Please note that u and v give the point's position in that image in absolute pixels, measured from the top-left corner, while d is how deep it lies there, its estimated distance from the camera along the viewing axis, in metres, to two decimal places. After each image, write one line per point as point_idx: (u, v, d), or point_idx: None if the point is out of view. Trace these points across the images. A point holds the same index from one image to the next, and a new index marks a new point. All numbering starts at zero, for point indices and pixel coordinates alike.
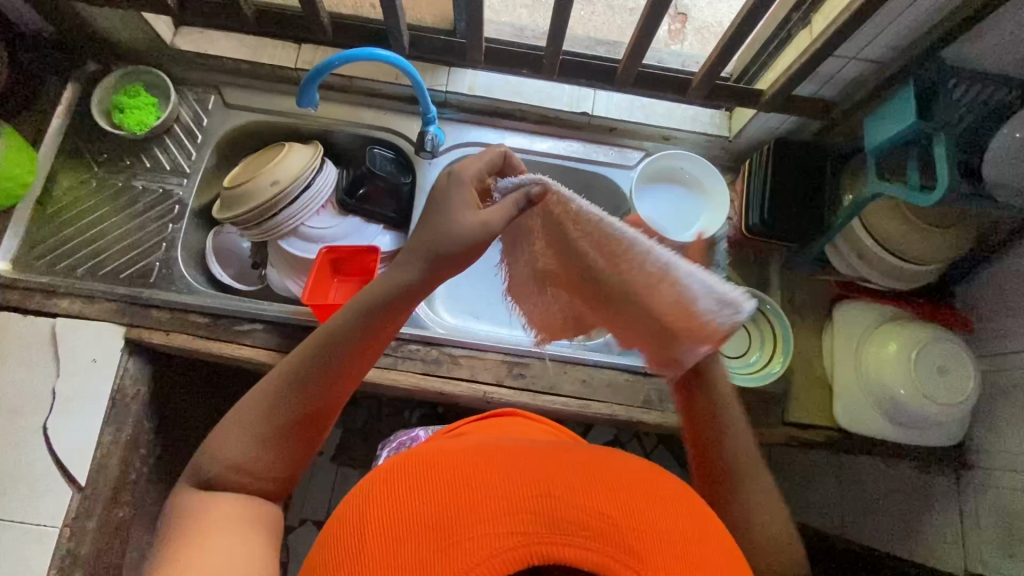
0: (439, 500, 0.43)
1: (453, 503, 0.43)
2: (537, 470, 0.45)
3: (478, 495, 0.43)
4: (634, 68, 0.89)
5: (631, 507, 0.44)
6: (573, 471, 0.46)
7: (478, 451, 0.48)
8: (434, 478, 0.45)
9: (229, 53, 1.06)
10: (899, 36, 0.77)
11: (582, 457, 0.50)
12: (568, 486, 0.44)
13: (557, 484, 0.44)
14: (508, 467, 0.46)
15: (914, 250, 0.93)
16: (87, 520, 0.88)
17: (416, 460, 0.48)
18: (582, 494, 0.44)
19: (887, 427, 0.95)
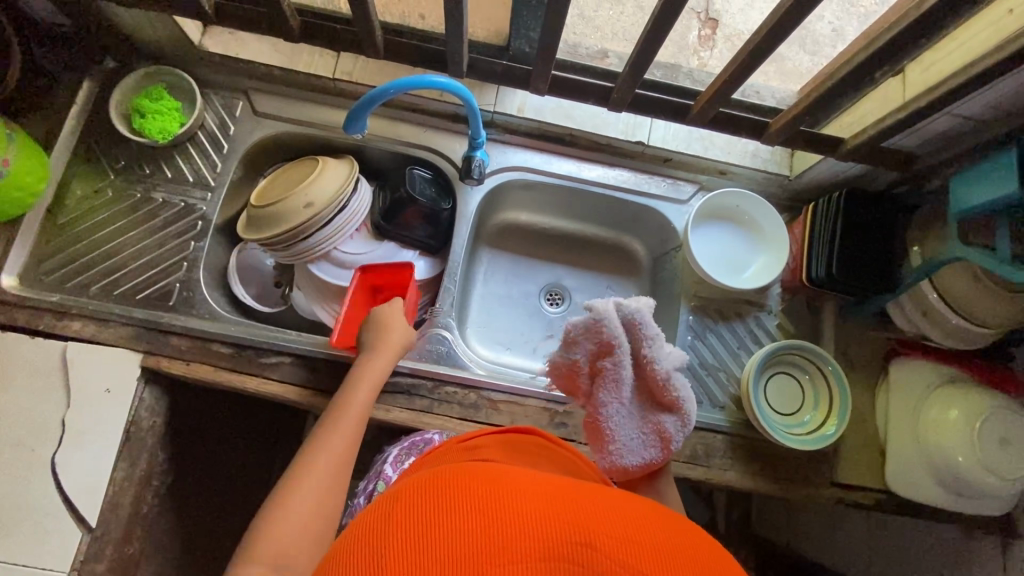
0: (470, 527, 0.40)
1: (486, 534, 0.39)
2: (568, 507, 0.42)
3: (512, 532, 0.39)
4: (713, 108, 0.82)
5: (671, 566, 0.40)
6: (613, 520, 0.42)
7: (512, 483, 0.44)
8: (464, 504, 0.42)
9: (261, 57, 0.98)
10: (1007, 99, 0.71)
11: (618, 504, 0.45)
12: (606, 534, 0.40)
13: (596, 531, 0.40)
14: (541, 502, 0.42)
15: (980, 310, 0.85)
16: (97, 563, 0.82)
17: (444, 485, 0.45)
18: (622, 544, 0.40)
19: (940, 496, 0.91)
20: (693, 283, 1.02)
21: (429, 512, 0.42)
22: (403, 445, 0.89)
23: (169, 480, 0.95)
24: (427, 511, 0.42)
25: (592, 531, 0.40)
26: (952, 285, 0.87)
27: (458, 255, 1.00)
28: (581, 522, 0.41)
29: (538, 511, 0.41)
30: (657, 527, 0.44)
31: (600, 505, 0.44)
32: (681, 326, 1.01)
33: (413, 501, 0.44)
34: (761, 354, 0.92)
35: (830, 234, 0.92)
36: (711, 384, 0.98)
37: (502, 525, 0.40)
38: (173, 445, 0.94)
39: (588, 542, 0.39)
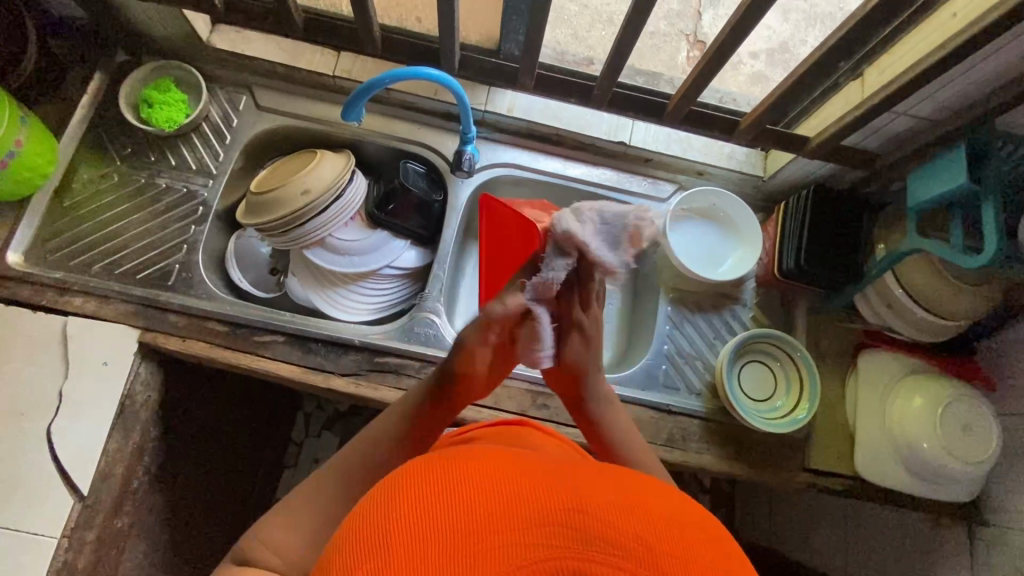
0: (467, 502, 0.39)
1: (484, 506, 0.39)
2: (578, 497, 0.41)
3: (510, 505, 0.39)
4: (687, 105, 0.88)
5: (665, 531, 0.40)
6: (604, 490, 0.43)
7: (506, 464, 0.44)
8: (461, 480, 0.41)
9: (265, 54, 1.04)
10: (952, 99, 0.77)
11: (622, 484, 0.45)
12: (601, 502, 0.41)
13: (590, 501, 0.41)
14: (536, 481, 0.42)
15: (942, 304, 0.91)
16: (86, 532, 0.84)
17: (437, 461, 0.43)
18: (617, 512, 0.40)
19: (906, 481, 0.94)
20: (672, 276, 1.07)
21: (424, 487, 0.41)
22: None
23: (159, 457, 0.97)
24: (424, 489, 0.40)
25: (586, 500, 0.41)
26: (913, 276, 0.92)
27: (448, 245, 1.05)
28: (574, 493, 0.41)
29: (535, 486, 0.41)
30: (649, 494, 0.45)
31: (592, 480, 0.44)
32: (660, 316, 1.05)
33: (409, 479, 0.42)
34: (734, 342, 0.96)
35: (800, 229, 0.98)
36: (688, 372, 1.02)
37: (500, 500, 0.40)
38: (165, 422, 0.97)
39: (583, 509, 0.40)
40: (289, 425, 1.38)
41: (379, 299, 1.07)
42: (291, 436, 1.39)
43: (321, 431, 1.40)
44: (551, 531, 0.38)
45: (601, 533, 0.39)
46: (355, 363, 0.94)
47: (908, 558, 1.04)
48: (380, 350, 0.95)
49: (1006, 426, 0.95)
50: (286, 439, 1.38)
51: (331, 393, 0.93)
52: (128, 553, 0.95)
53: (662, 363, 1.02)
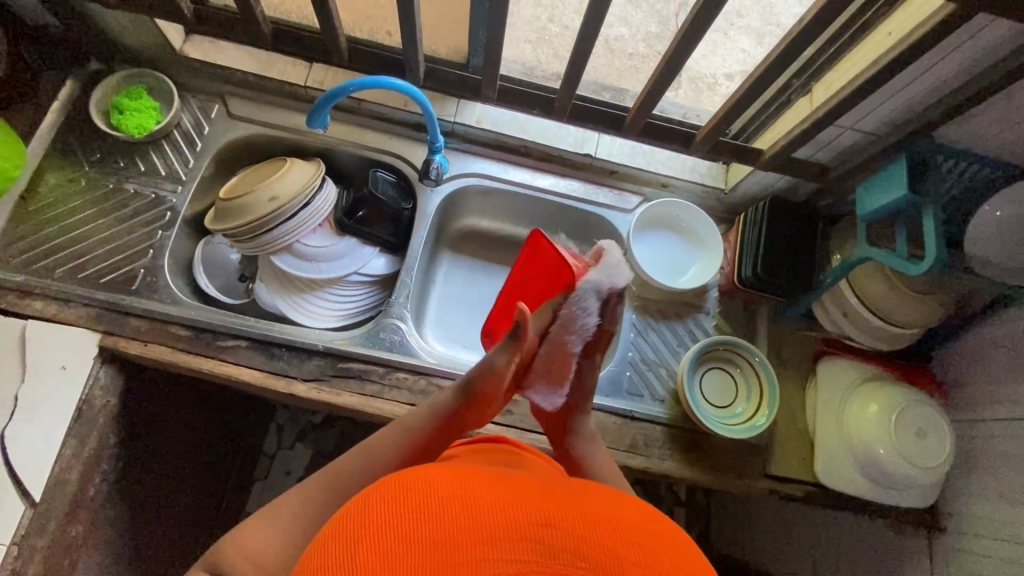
0: (437, 515, 0.40)
1: (454, 516, 0.40)
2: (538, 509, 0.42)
3: (479, 518, 0.40)
4: (643, 117, 0.95)
5: (629, 540, 0.41)
6: (571, 501, 0.44)
7: (480, 475, 0.45)
8: (433, 493, 0.41)
9: (238, 64, 1.06)
10: (893, 113, 0.82)
11: (581, 495, 0.46)
12: (568, 514, 0.42)
13: (557, 512, 0.42)
14: (507, 492, 0.43)
15: (895, 312, 0.93)
16: (38, 539, 0.82)
17: (415, 474, 0.44)
18: (581, 521, 0.41)
19: (864, 486, 0.96)
20: (637, 284, 1.09)
21: (396, 500, 0.41)
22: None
23: (119, 464, 0.95)
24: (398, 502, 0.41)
25: (551, 513, 0.41)
26: (867, 286, 0.95)
27: (416, 252, 1.06)
28: (541, 504, 0.42)
29: (504, 496, 0.42)
30: (615, 505, 0.45)
31: (560, 491, 0.45)
32: (625, 324, 1.07)
33: (385, 491, 0.43)
34: (695, 349, 0.98)
35: (757, 239, 1.01)
36: (652, 379, 1.03)
37: (470, 511, 0.40)
38: (126, 428, 0.96)
39: (549, 522, 0.40)
40: (260, 438, 1.36)
41: (347, 306, 1.08)
42: (262, 448, 1.37)
43: (294, 442, 1.38)
44: (518, 546, 0.39)
45: (564, 545, 0.39)
46: (319, 368, 0.94)
47: (872, 566, 1.04)
48: (344, 356, 0.95)
49: (961, 431, 0.97)
50: (257, 452, 1.36)
51: (293, 398, 0.93)
52: (81, 563, 0.92)
53: (626, 370, 1.03)
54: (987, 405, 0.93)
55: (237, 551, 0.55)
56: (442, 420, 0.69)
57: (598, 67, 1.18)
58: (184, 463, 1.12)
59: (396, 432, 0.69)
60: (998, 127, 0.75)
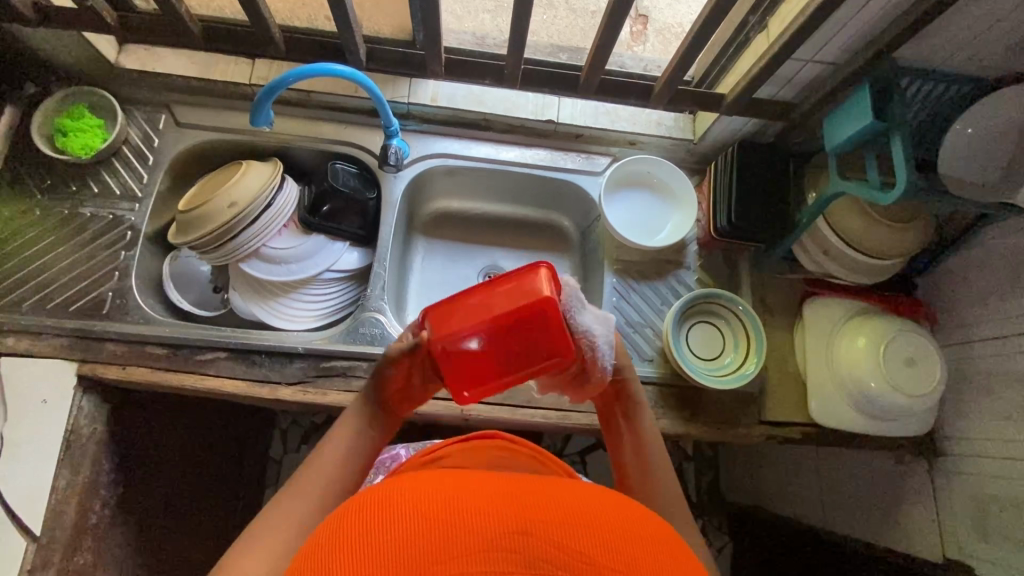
0: (415, 537, 0.39)
1: (430, 531, 0.39)
2: (512, 511, 0.41)
3: (456, 530, 0.39)
4: (597, 75, 0.92)
5: (607, 543, 0.40)
6: (550, 504, 0.43)
7: (463, 483, 0.44)
8: (412, 510, 0.41)
9: (178, 70, 1.02)
10: (852, 40, 0.79)
11: (559, 490, 0.45)
12: (546, 519, 0.41)
13: (534, 517, 0.41)
14: (487, 497, 0.42)
15: (876, 244, 0.91)
16: (45, 571, 0.83)
17: (391, 494, 0.43)
18: (562, 528, 0.40)
19: (860, 422, 0.95)
20: (614, 248, 1.07)
21: (372, 517, 0.41)
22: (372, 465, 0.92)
23: (119, 489, 0.96)
24: (379, 517, 0.41)
25: (532, 519, 0.41)
26: (846, 223, 0.93)
27: (387, 242, 1.04)
28: (520, 511, 0.41)
29: (482, 505, 0.41)
30: (600, 505, 0.44)
31: (544, 493, 0.44)
32: (606, 288, 1.05)
33: (361, 515, 0.42)
34: (677, 306, 0.97)
35: (729, 188, 0.99)
36: (638, 340, 1.02)
37: (449, 527, 0.39)
38: (119, 453, 0.95)
39: (528, 531, 0.40)
40: (265, 444, 1.37)
41: (324, 304, 1.06)
42: (269, 454, 1.38)
43: (300, 444, 1.39)
44: (493, 556, 0.38)
45: (543, 553, 0.38)
46: (302, 370, 0.93)
47: (877, 497, 1.05)
48: (326, 355, 0.94)
49: (951, 355, 0.97)
50: (264, 458, 1.36)
51: (279, 403, 0.92)
52: None
53: None
54: (976, 325, 0.92)
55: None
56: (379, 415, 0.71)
57: (554, 27, 1.14)
58: (186, 480, 1.11)
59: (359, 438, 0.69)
60: (959, 41, 0.73)
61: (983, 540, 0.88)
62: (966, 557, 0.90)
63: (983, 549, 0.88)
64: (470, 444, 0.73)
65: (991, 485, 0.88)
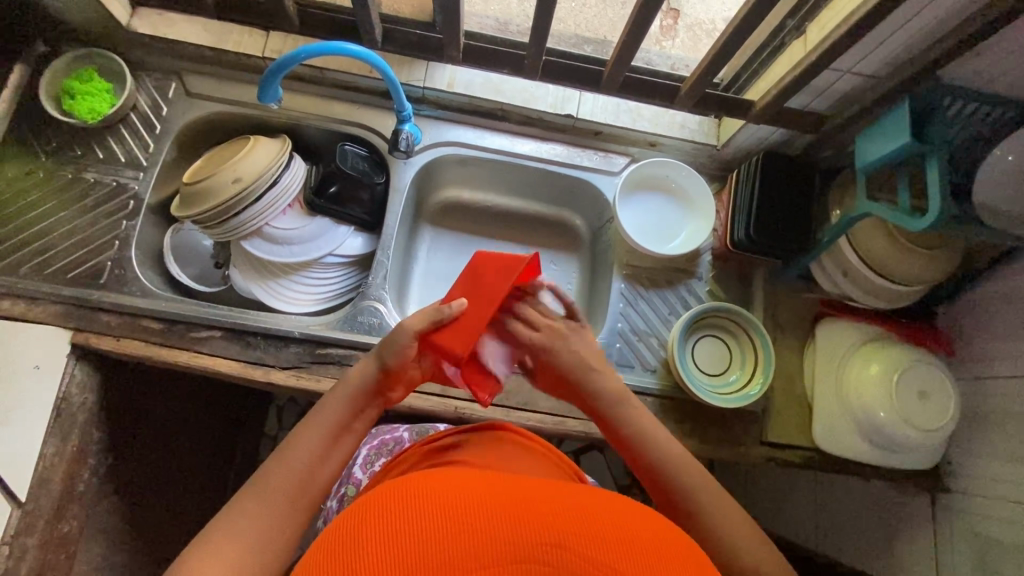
0: (437, 541, 0.37)
1: (458, 533, 0.37)
2: (540, 520, 0.39)
3: (485, 536, 0.37)
4: (621, 72, 0.88)
5: (639, 557, 0.38)
6: (580, 512, 0.40)
7: (491, 484, 0.42)
8: (435, 511, 0.39)
9: (189, 37, 0.99)
10: (895, 53, 0.75)
11: (589, 498, 0.43)
12: (575, 530, 0.38)
13: (564, 527, 0.38)
14: (513, 501, 0.40)
15: (898, 270, 0.87)
16: (28, 537, 0.82)
17: (413, 490, 0.41)
18: (594, 542, 0.38)
19: (864, 451, 0.92)
20: (625, 252, 1.04)
21: (391, 514, 0.39)
22: (372, 445, 0.88)
23: (108, 459, 0.95)
24: (403, 514, 0.39)
25: (563, 530, 0.38)
26: (869, 244, 0.89)
27: (392, 229, 1.01)
28: (550, 519, 0.39)
29: (510, 510, 0.39)
30: (629, 518, 0.42)
31: (572, 499, 0.42)
32: (613, 293, 1.02)
33: (382, 509, 0.40)
34: (685, 318, 0.94)
35: (749, 199, 0.95)
36: (642, 349, 0.99)
37: (475, 531, 0.37)
38: (109, 423, 0.95)
39: (561, 542, 0.37)
40: (259, 422, 1.34)
41: (324, 289, 1.04)
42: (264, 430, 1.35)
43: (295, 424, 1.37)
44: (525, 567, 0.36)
45: (577, 566, 0.36)
46: (297, 355, 0.91)
47: (874, 527, 1.02)
48: (322, 341, 0.92)
49: (967, 389, 0.93)
50: (259, 435, 1.34)
51: (272, 386, 0.91)
52: (81, 555, 0.93)
53: (615, 342, 0.99)
54: (997, 361, 0.88)
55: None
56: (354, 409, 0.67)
57: (582, 16, 1.08)
58: (179, 453, 1.11)
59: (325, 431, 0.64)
60: (1011, 63, 0.68)
61: None
62: None
63: None
64: (476, 434, 0.69)
65: (996, 528, 0.84)
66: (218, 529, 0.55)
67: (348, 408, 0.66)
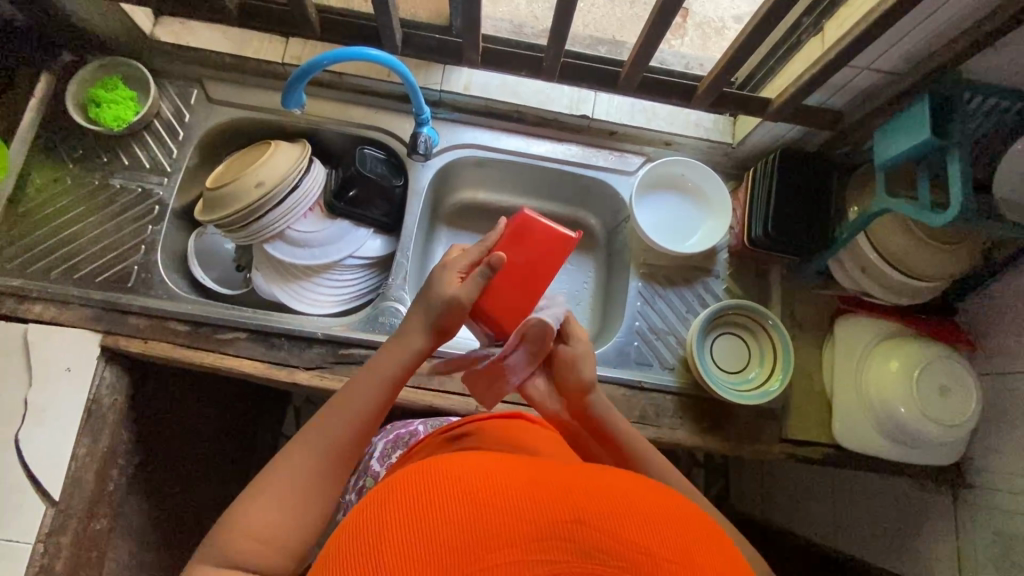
0: (463, 521, 0.36)
1: (476, 514, 0.36)
2: (564, 501, 0.38)
3: (504, 515, 0.36)
4: (638, 72, 0.88)
5: (667, 539, 0.37)
6: (603, 494, 0.39)
7: (509, 467, 0.41)
8: (459, 493, 0.38)
9: (212, 45, 1.01)
10: (914, 50, 0.75)
11: (611, 480, 0.42)
12: (600, 511, 0.37)
13: (589, 508, 0.37)
14: (537, 485, 0.39)
15: (917, 265, 0.87)
16: (62, 536, 0.84)
17: (435, 474, 0.40)
18: (620, 523, 0.37)
19: (884, 446, 0.92)
20: (642, 251, 1.05)
21: (413, 496, 0.38)
22: (388, 438, 0.88)
23: (136, 460, 0.97)
24: (422, 497, 0.38)
25: (589, 511, 0.37)
26: (888, 240, 0.88)
27: (411, 230, 1.03)
28: (574, 501, 0.38)
29: (535, 492, 0.38)
30: (653, 499, 0.41)
31: (595, 482, 0.41)
32: (630, 292, 1.03)
33: (404, 492, 0.39)
34: (704, 315, 0.94)
35: (767, 197, 0.95)
36: (660, 347, 1.00)
37: (500, 512, 0.36)
38: (137, 424, 0.97)
39: (580, 519, 0.36)
40: (278, 423, 1.34)
41: (345, 290, 1.06)
42: (282, 431, 1.35)
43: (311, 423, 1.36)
44: (545, 544, 0.35)
45: (598, 543, 0.35)
46: (321, 355, 0.93)
47: (895, 524, 1.02)
48: (345, 342, 0.94)
49: (988, 385, 0.92)
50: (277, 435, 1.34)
51: (297, 386, 0.92)
52: (111, 553, 0.95)
53: (633, 340, 1.00)
54: (1019, 356, 0.87)
55: (240, 539, 0.52)
56: (403, 375, 0.65)
57: (596, 17, 1.09)
58: (203, 453, 1.13)
59: (373, 392, 0.63)
60: None
61: None
62: None
63: None
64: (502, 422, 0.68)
65: (1020, 523, 0.84)
66: (269, 478, 0.56)
67: (399, 369, 0.64)
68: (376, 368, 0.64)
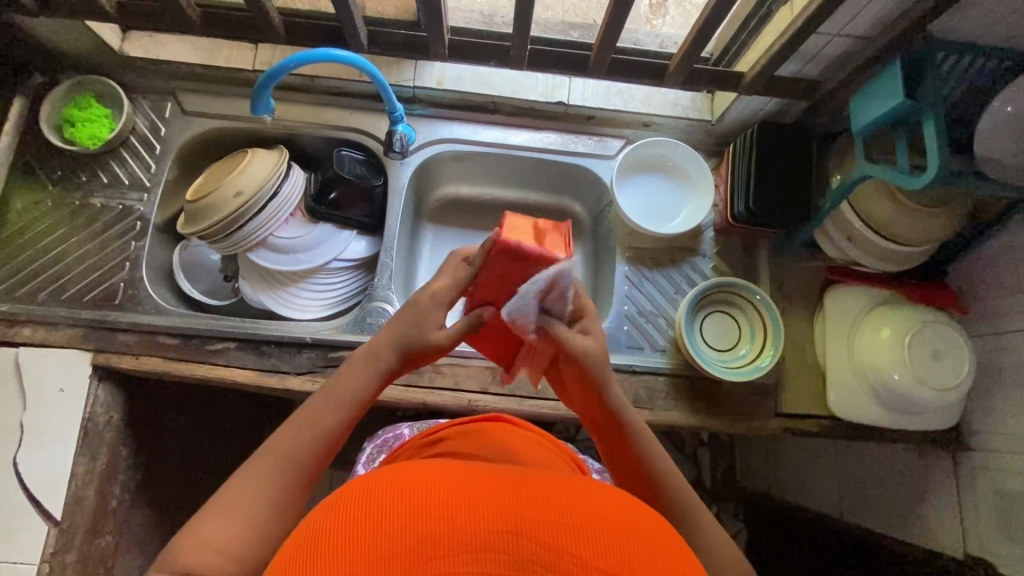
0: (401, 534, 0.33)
1: (409, 522, 0.34)
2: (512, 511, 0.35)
3: (438, 527, 0.34)
4: (608, 54, 0.88)
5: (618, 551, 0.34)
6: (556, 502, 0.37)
7: (447, 470, 0.39)
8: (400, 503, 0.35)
9: (182, 57, 1.01)
10: (883, 12, 0.74)
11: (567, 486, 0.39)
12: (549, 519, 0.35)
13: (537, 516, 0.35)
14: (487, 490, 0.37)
15: (903, 231, 0.86)
16: (67, 555, 0.85)
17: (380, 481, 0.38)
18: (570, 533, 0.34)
19: (880, 414, 0.92)
20: (626, 235, 1.04)
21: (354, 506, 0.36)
22: (377, 443, 0.89)
23: (136, 475, 0.98)
24: (359, 505, 0.35)
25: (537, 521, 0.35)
26: (871, 208, 0.88)
27: (393, 229, 1.03)
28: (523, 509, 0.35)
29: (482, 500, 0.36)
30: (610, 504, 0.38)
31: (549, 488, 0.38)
32: (618, 277, 1.03)
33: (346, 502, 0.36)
34: (691, 295, 0.94)
35: (748, 172, 0.94)
36: (650, 330, 1.00)
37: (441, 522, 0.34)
38: (135, 439, 0.97)
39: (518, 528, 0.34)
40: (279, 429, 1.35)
41: (333, 293, 1.06)
42: None
43: None
44: (476, 556, 0.33)
45: (532, 553, 0.33)
46: (311, 360, 0.93)
47: (897, 491, 1.01)
48: (333, 345, 0.94)
49: (982, 346, 0.92)
50: None
51: (289, 393, 0.93)
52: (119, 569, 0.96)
53: (623, 325, 1.00)
54: (1012, 316, 0.86)
55: (191, 553, 0.50)
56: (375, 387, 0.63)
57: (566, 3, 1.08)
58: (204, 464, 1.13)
59: (341, 406, 0.61)
60: (1000, 13, 0.67)
61: (1007, 539, 0.84)
62: (990, 556, 0.87)
63: (1007, 548, 0.84)
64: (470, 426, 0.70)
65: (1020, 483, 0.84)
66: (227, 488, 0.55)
67: (371, 381, 0.62)
68: (347, 379, 0.62)
